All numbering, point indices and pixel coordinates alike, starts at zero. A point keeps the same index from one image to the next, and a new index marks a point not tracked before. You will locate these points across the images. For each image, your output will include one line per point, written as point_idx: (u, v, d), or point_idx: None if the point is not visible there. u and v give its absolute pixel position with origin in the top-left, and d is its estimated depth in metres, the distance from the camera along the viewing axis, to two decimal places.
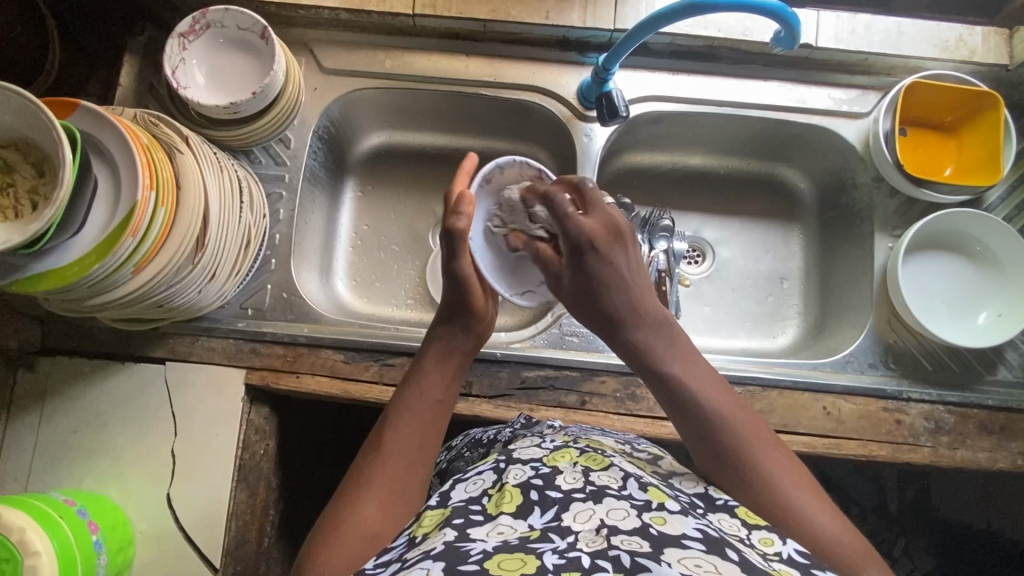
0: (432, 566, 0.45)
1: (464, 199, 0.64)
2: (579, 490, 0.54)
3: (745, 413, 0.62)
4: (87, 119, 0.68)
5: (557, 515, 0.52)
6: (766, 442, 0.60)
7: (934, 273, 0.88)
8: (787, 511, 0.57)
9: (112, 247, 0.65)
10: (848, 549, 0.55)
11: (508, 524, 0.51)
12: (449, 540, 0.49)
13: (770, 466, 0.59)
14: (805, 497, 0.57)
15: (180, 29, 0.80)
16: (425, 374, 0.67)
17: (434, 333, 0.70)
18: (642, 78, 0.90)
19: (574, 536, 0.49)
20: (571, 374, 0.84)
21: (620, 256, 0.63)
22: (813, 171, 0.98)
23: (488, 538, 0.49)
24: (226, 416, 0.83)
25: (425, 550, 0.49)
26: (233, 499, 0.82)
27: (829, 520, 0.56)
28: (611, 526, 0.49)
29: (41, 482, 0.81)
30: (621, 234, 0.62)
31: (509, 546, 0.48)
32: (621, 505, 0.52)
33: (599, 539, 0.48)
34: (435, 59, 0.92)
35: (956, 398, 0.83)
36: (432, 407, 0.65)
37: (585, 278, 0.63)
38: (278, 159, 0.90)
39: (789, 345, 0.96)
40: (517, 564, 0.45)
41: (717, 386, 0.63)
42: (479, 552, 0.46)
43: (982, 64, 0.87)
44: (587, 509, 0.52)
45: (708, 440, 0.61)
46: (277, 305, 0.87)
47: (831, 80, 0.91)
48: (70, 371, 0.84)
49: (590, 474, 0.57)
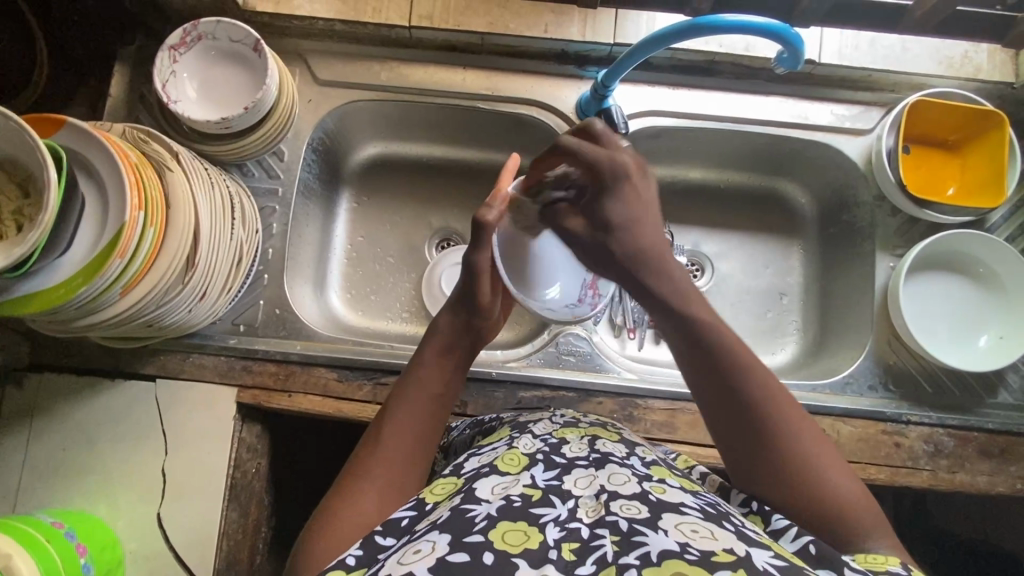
0: (437, 538, 0.43)
1: (495, 197, 0.68)
2: (583, 458, 0.53)
3: (766, 370, 0.55)
4: (74, 136, 0.66)
5: (558, 476, 0.50)
6: (789, 402, 0.54)
7: (936, 294, 0.87)
8: (808, 478, 0.51)
9: (99, 269, 0.63)
10: (867, 516, 0.51)
11: (511, 477, 0.50)
12: (454, 505, 0.47)
13: (793, 421, 0.53)
14: (826, 463, 0.52)
15: (170, 41, 0.79)
16: (427, 365, 0.64)
17: (438, 325, 0.67)
18: (642, 92, 0.89)
19: (574, 501, 0.48)
20: (567, 395, 0.83)
21: (645, 191, 0.63)
22: (814, 186, 0.97)
23: (492, 496, 0.47)
24: (217, 434, 0.82)
25: (431, 521, 0.47)
26: (224, 519, 0.81)
27: (851, 488, 0.51)
28: (611, 492, 0.48)
29: (29, 500, 0.80)
30: (646, 169, 0.63)
31: (512, 508, 0.46)
32: (623, 471, 0.51)
33: (598, 506, 0.47)
34: (432, 70, 0.91)
35: (956, 421, 0.82)
36: (434, 398, 0.62)
37: (608, 211, 0.62)
38: (271, 173, 0.89)
39: (788, 362, 0.95)
40: (521, 539, 0.43)
41: (737, 340, 0.56)
42: (482, 518, 0.45)
43: (987, 82, 0.86)
44: (587, 475, 0.51)
45: (725, 398, 0.54)
46: (270, 321, 0.86)
47: (834, 96, 0.89)
48: (58, 388, 0.83)
49: (595, 442, 0.56)
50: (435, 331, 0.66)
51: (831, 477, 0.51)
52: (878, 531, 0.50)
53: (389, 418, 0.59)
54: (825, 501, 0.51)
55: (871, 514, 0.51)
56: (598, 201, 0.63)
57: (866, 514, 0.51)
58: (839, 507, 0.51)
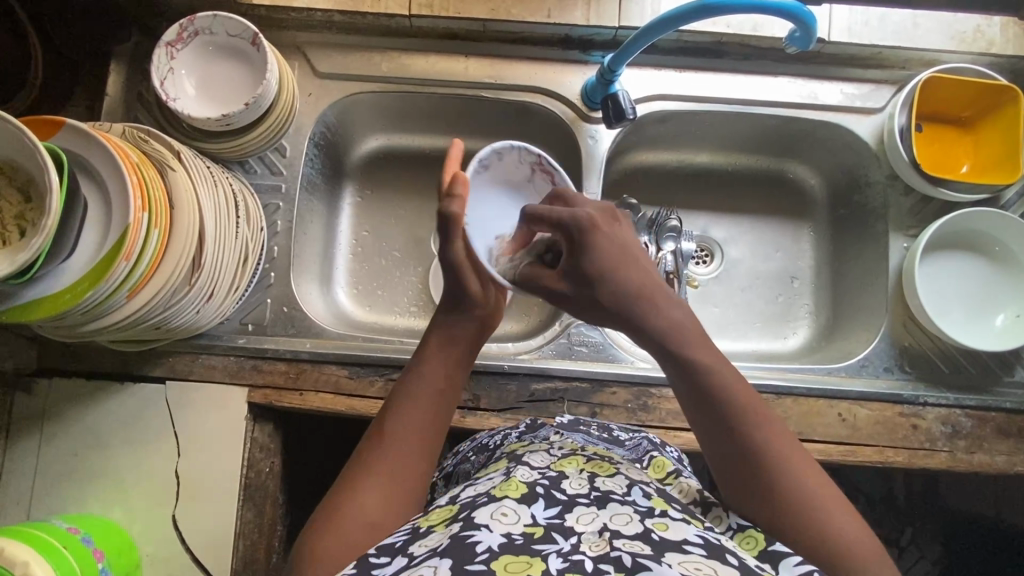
0: (439, 564, 0.43)
1: (456, 181, 0.63)
2: (584, 495, 0.52)
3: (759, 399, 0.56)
4: (75, 139, 0.65)
5: (560, 513, 0.49)
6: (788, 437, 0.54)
7: (950, 272, 0.86)
8: (804, 516, 0.51)
9: (105, 273, 0.62)
10: (868, 556, 0.50)
11: (511, 508, 0.49)
12: (454, 534, 0.46)
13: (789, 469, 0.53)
14: (822, 496, 0.52)
15: (167, 37, 0.77)
16: (426, 361, 0.62)
17: (434, 323, 0.65)
18: (648, 76, 0.87)
19: (577, 538, 0.47)
20: (581, 385, 0.82)
21: (619, 236, 0.60)
22: (824, 167, 0.96)
23: (494, 526, 0.46)
24: (229, 435, 0.81)
25: (431, 546, 0.46)
26: (239, 520, 0.80)
27: (845, 520, 0.51)
28: (613, 530, 0.47)
29: (44, 506, 0.80)
30: (616, 215, 0.62)
31: (514, 544, 0.45)
32: (624, 510, 0.50)
33: (602, 543, 0.46)
34: (434, 60, 0.89)
35: (974, 402, 0.82)
36: (437, 396, 0.60)
37: (587, 264, 0.58)
38: (274, 169, 0.87)
39: (800, 347, 0.94)
40: (523, 568, 0.42)
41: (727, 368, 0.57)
42: (484, 548, 0.44)
43: (1000, 56, 0.85)
44: (591, 512, 0.50)
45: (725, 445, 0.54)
46: (278, 319, 0.85)
47: (843, 75, 0.88)
48: (67, 393, 0.82)
49: (596, 479, 0.55)
50: (435, 332, 0.64)
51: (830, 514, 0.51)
52: (878, 568, 0.50)
53: (389, 417, 0.58)
54: (825, 538, 0.50)
55: (872, 552, 0.50)
56: (574, 257, 0.59)
57: (865, 551, 0.50)
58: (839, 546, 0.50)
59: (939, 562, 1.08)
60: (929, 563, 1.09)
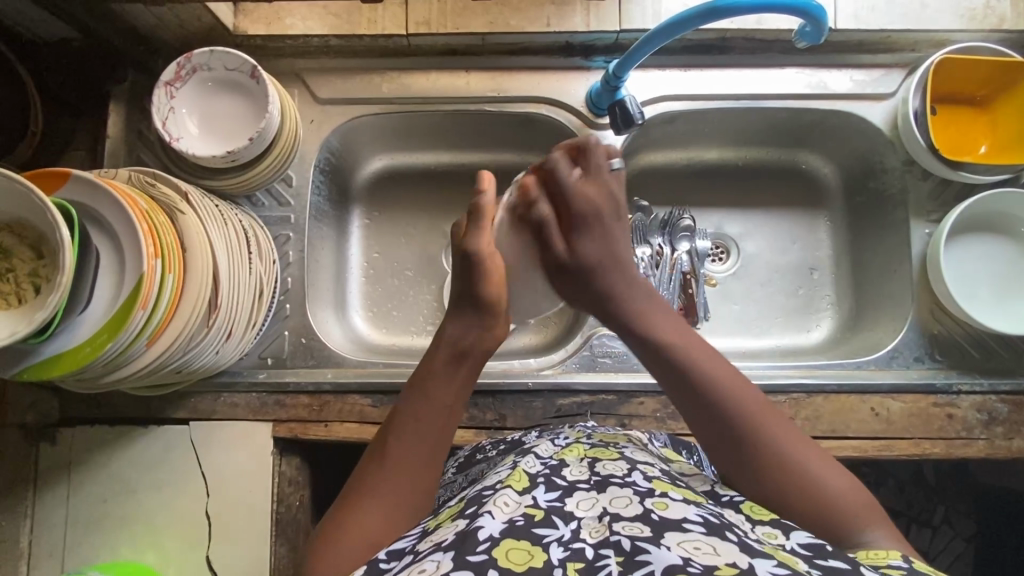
0: (442, 558, 0.43)
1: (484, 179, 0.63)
2: (584, 480, 0.52)
3: (734, 379, 0.59)
4: (80, 188, 0.63)
5: (561, 497, 0.49)
6: (769, 411, 0.57)
7: (975, 255, 0.85)
8: (794, 481, 0.54)
9: (123, 324, 0.61)
10: (868, 512, 0.53)
11: (513, 496, 0.49)
12: (460, 527, 0.47)
13: (771, 439, 0.56)
14: (808, 458, 0.55)
15: (165, 77, 0.76)
16: (433, 376, 0.61)
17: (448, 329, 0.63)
18: (655, 77, 0.86)
19: (578, 523, 0.46)
20: (608, 398, 0.81)
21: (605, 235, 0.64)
22: (837, 156, 0.94)
23: (495, 514, 0.47)
24: (257, 472, 0.81)
25: (436, 541, 0.46)
26: (274, 556, 0.80)
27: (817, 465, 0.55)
28: (613, 513, 0.46)
29: (79, 555, 0.80)
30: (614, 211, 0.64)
31: (515, 528, 0.45)
32: (623, 493, 0.49)
33: (601, 527, 0.45)
34: (435, 77, 0.88)
35: (1009, 387, 0.80)
36: (436, 415, 0.60)
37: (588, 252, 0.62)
38: (281, 200, 0.86)
39: (824, 340, 0.93)
40: (525, 558, 0.43)
41: (693, 341, 0.61)
42: (486, 538, 0.44)
43: (1012, 31, 0.83)
44: (590, 496, 0.49)
45: (712, 419, 0.57)
46: (297, 351, 0.85)
47: (853, 61, 0.86)
48: (91, 442, 0.82)
49: (596, 465, 0.54)
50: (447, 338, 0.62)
51: (809, 468, 0.54)
52: (875, 520, 0.52)
53: (395, 433, 0.59)
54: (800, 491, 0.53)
55: (867, 506, 0.53)
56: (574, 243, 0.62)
57: (861, 509, 0.53)
58: (837, 507, 0.53)
59: (973, 539, 1.07)
60: (964, 541, 1.07)
